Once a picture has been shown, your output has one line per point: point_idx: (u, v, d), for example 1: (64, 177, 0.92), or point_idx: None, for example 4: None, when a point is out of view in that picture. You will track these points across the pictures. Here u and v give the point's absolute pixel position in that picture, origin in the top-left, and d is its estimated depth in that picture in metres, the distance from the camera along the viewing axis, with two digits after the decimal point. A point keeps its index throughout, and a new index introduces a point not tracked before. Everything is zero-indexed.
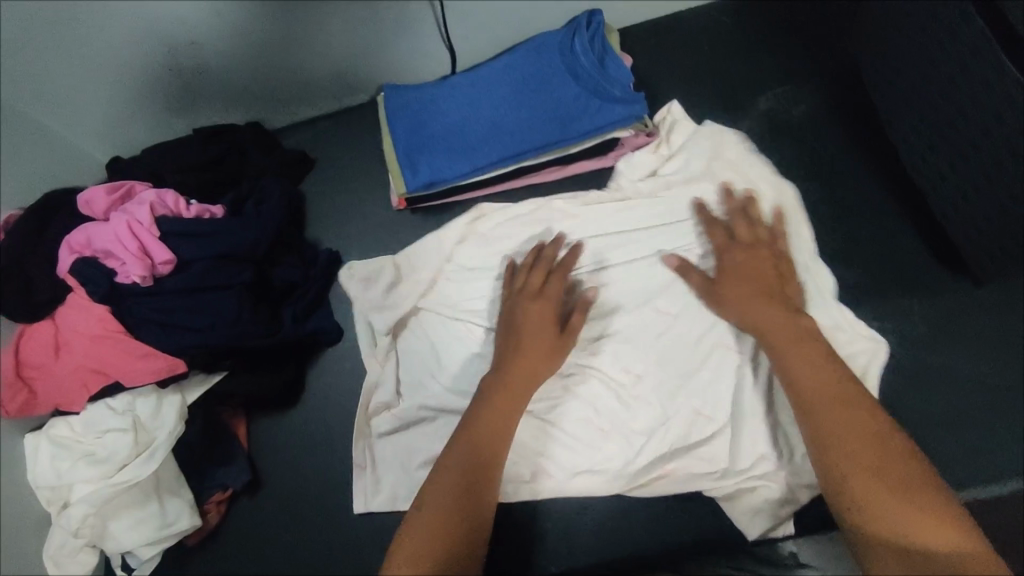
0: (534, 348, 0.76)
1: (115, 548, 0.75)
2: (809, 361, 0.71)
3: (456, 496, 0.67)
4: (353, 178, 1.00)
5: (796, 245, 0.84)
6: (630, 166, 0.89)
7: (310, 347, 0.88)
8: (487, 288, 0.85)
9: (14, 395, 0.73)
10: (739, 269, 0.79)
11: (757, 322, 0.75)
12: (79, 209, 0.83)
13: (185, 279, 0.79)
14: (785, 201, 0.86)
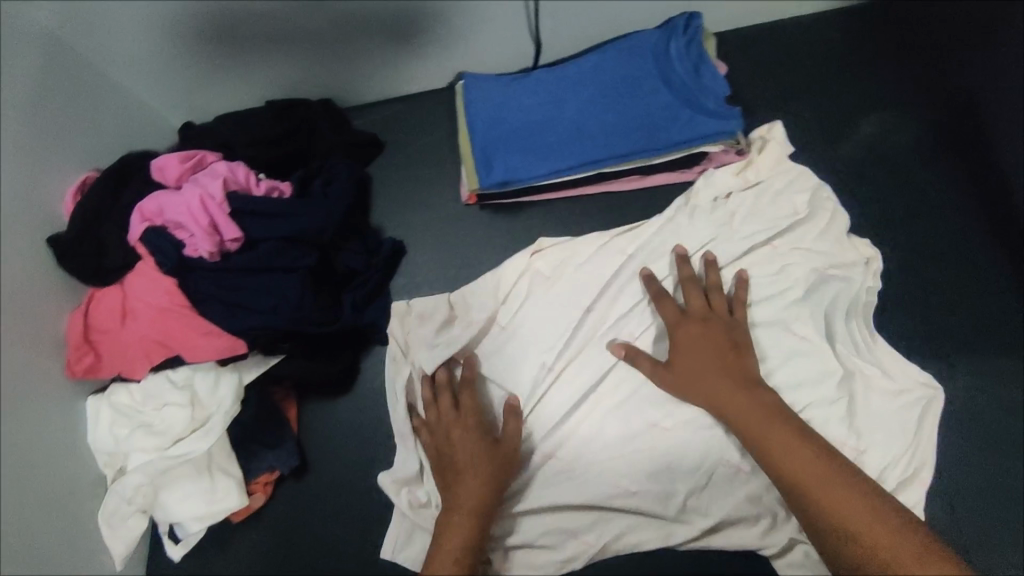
0: (455, 443, 0.75)
1: (165, 518, 0.76)
2: (779, 459, 0.67)
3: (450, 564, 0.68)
4: (423, 166, 0.97)
5: (842, 288, 0.80)
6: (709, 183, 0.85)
7: (364, 334, 0.86)
8: (526, 297, 0.84)
9: (81, 357, 0.74)
10: (682, 356, 0.75)
11: (722, 403, 0.72)
12: (153, 175, 0.84)
13: (253, 257, 0.79)
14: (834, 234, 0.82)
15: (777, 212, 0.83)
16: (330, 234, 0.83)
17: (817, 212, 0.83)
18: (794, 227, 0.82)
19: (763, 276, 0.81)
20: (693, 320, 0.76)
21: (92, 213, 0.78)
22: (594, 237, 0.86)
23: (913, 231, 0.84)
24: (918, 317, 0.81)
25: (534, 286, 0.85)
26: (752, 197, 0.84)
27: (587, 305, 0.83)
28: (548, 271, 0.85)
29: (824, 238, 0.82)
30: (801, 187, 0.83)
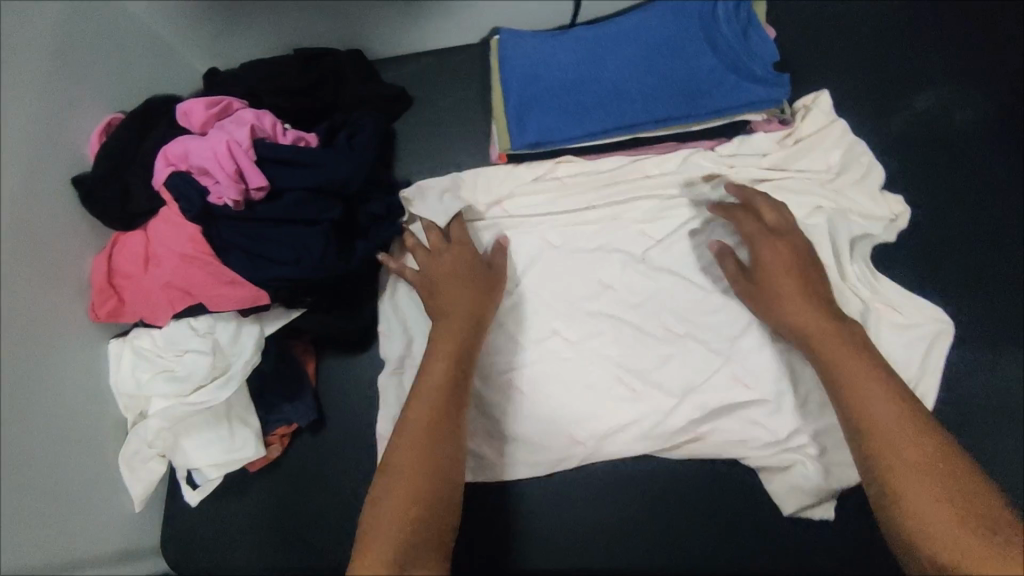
0: (445, 310, 0.73)
1: (184, 464, 0.76)
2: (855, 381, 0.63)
3: (423, 431, 0.64)
4: (451, 123, 0.94)
5: (860, 223, 0.77)
6: (742, 146, 0.82)
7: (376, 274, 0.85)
8: (530, 223, 0.84)
9: (104, 301, 0.74)
10: (774, 271, 0.70)
11: (792, 315, 0.69)
12: (178, 119, 0.82)
13: (278, 208, 0.78)
14: (851, 171, 0.79)
15: (808, 167, 0.80)
16: (356, 187, 0.82)
17: (851, 165, 0.79)
18: (825, 181, 0.79)
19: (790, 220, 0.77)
20: (769, 234, 0.72)
21: (118, 159, 0.77)
22: (617, 158, 0.84)
23: (969, 207, 0.79)
24: (972, 301, 0.76)
25: (539, 189, 0.85)
26: (785, 158, 0.80)
27: (594, 204, 0.83)
28: (563, 177, 0.85)
29: (873, 212, 0.78)
30: (836, 144, 0.80)
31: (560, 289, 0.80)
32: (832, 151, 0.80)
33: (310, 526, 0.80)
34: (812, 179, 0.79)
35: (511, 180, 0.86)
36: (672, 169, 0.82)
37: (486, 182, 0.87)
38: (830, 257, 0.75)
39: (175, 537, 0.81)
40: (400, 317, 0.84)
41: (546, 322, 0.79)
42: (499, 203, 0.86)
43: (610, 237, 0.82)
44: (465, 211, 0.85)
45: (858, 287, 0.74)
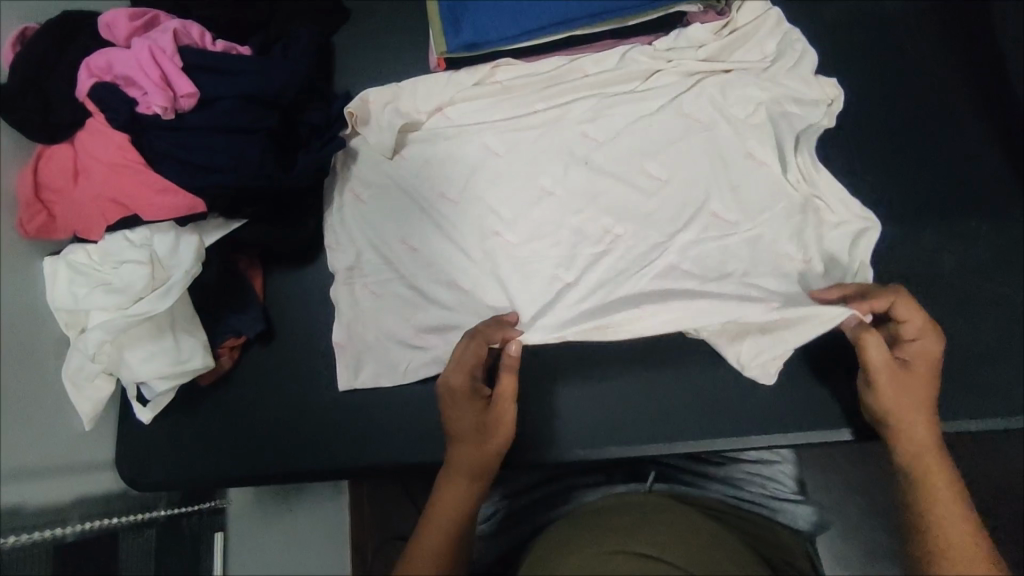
0: (468, 424, 0.68)
1: (130, 378, 0.74)
2: (928, 470, 0.63)
3: (447, 532, 0.66)
4: (389, 33, 0.92)
5: (794, 110, 0.78)
6: (681, 40, 0.81)
7: (320, 184, 0.84)
8: (475, 131, 0.82)
9: (33, 216, 0.72)
10: (923, 363, 0.66)
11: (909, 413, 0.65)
12: (100, 32, 0.79)
13: (211, 115, 0.76)
14: (784, 58, 0.79)
15: (745, 58, 0.80)
16: (291, 96, 0.81)
17: (787, 54, 0.79)
18: (760, 68, 0.79)
19: (727, 110, 0.78)
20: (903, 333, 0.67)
21: (35, 68, 0.73)
22: (556, 59, 0.83)
23: (896, 97, 0.81)
24: (899, 183, 0.79)
25: (480, 96, 0.83)
26: (720, 50, 0.80)
27: (536, 107, 0.82)
28: (505, 82, 0.83)
29: (811, 95, 0.78)
30: (773, 34, 0.80)
31: (501, 190, 0.80)
32: (769, 39, 0.80)
33: (265, 436, 0.80)
34: (749, 73, 0.79)
35: (453, 88, 0.83)
36: (613, 69, 0.81)
37: (428, 90, 0.84)
38: (766, 151, 0.76)
39: (131, 456, 0.81)
40: (344, 228, 0.84)
41: (488, 224, 0.79)
42: (440, 111, 0.84)
43: (547, 138, 0.80)
44: (407, 122, 0.83)
45: (791, 172, 0.77)
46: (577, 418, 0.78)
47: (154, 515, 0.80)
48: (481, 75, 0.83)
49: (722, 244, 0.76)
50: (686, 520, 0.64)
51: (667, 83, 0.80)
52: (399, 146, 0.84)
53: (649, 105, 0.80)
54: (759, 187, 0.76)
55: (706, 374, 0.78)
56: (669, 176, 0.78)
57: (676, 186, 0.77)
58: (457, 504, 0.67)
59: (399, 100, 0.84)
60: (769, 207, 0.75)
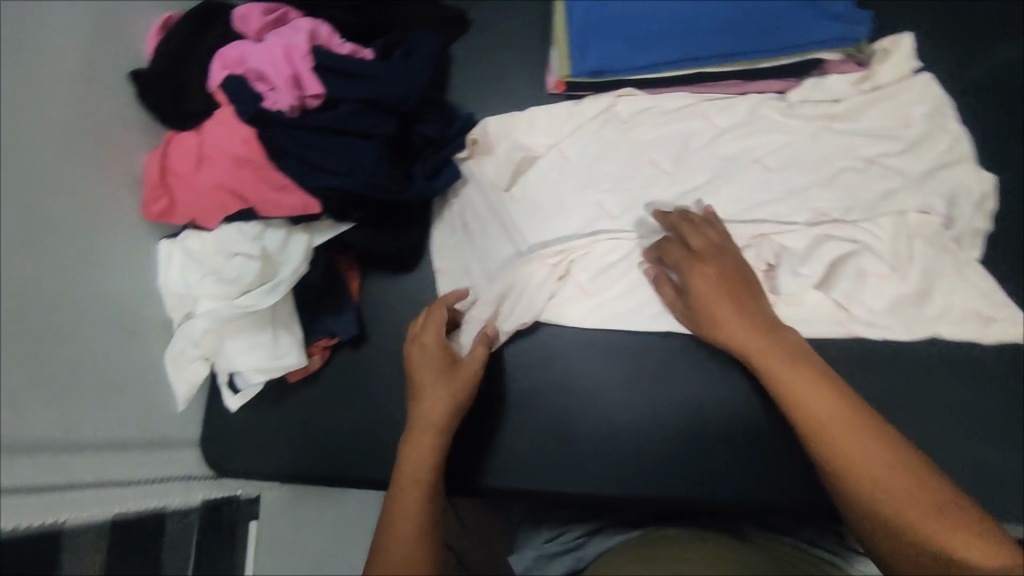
0: (424, 382, 0.71)
1: (227, 366, 0.76)
2: (781, 386, 0.64)
3: (417, 487, 0.65)
4: (508, 48, 0.90)
5: (938, 172, 0.74)
6: (817, 88, 0.78)
7: (429, 204, 0.83)
8: (590, 179, 0.81)
9: (157, 199, 0.74)
10: (708, 302, 0.69)
11: (729, 336, 0.68)
12: (234, 24, 0.80)
13: (330, 116, 0.76)
14: (933, 119, 0.75)
15: (886, 117, 0.76)
16: (410, 105, 0.79)
17: (935, 129, 0.75)
18: (901, 153, 0.75)
19: (856, 181, 0.75)
20: (700, 255, 0.72)
21: (174, 56, 0.76)
22: (682, 95, 0.81)
23: None
24: None
25: (600, 133, 0.81)
26: (860, 105, 0.77)
27: (660, 162, 0.79)
28: (626, 117, 0.81)
29: (962, 183, 0.73)
30: (921, 98, 0.76)
31: (606, 246, 0.79)
32: (912, 94, 0.76)
33: (344, 439, 0.81)
34: (890, 140, 0.75)
35: (571, 119, 0.83)
36: (744, 122, 0.78)
37: (551, 119, 0.83)
38: (883, 267, 0.71)
39: (216, 439, 0.83)
40: (444, 243, 0.84)
41: (574, 279, 0.79)
42: (557, 147, 0.82)
43: (663, 196, 0.79)
44: (524, 156, 0.83)
45: (921, 241, 0.72)
46: (665, 463, 0.74)
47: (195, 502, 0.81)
48: (601, 112, 0.82)
49: (846, 324, 0.71)
50: (731, 558, 0.64)
51: (798, 146, 0.76)
52: (514, 179, 0.84)
53: (773, 162, 0.77)
54: (885, 284, 0.71)
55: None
56: (789, 255, 0.73)
57: (794, 269, 0.72)
58: (422, 460, 0.67)
59: (518, 127, 0.84)
60: (901, 311, 0.71)
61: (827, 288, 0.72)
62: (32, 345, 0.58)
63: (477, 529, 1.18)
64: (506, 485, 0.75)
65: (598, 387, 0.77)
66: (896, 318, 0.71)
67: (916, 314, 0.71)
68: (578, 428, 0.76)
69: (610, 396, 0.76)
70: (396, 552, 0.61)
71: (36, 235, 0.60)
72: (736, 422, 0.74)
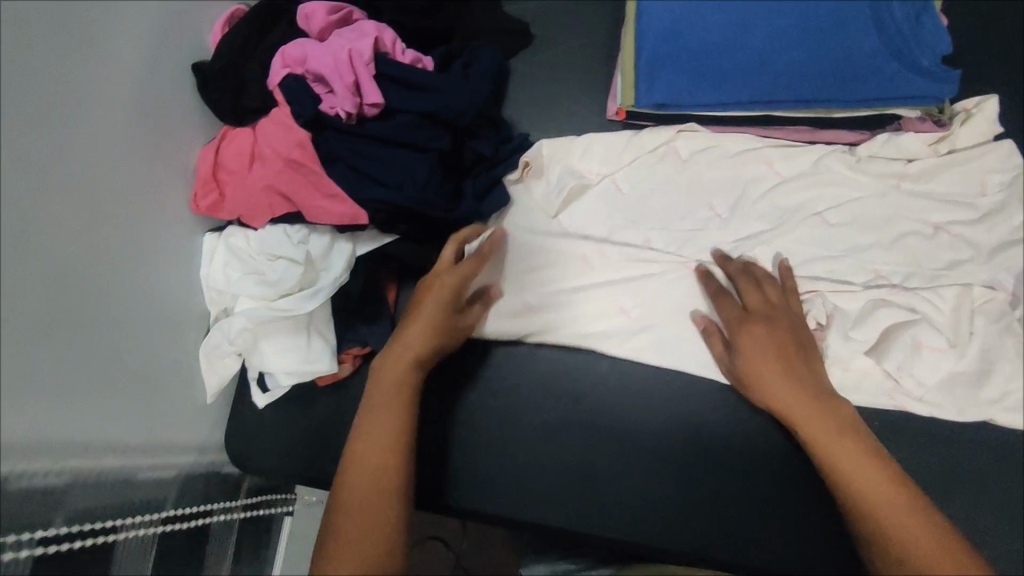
0: (427, 312, 0.69)
1: (258, 365, 0.76)
2: (826, 449, 0.62)
3: (377, 462, 0.62)
4: (571, 68, 0.88)
5: (1005, 243, 0.72)
6: (892, 143, 0.75)
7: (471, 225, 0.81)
8: (642, 211, 0.79)
9: (207, 193, 0.74)
10: (758, 360, 0.66)
11: (773, 394, 0.65)
12: (299, 21, 0.79)
13: (390, 127, 0.75)
14: (1010, 188, 0.73)
15: (959, 182, 0.74)
16: (467, 121, 0.78)
17: (1011, 200, 0.73)
18: (971, 222, 0.72)
19: (919, 244, 0.72)
20: (754, 314, 0.69)
21: (237, 52, 0.76)
22: (746, 136, 0.78)
23: None
24: None
25: (656, 168, 0.79)
26: (933, 167, 0.74)
27: (716, 202, 0.77)
28: (686, 153, 0.79)
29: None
30: (999, 166, 0.73)
31: (641, 266, 0.77)
32: (990, 160, 0.73)
33: None
34: (960, 208, 0.73)
35: (628, 150, 0.80)
36: (806, 171, 0.76)
37: (608, 149, 0.81)
38: (940, 340, 0.69)
39: (239, 434, 0.83)
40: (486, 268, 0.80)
41: (614, 300, 0.77)
42: (613, 177, 0.80)
43: (714, 240, 0.76)
44: (578, 183, 0.80)
45: (978, 314, 0.70)
46: (695, 518, 0.71)
47: (235, 504, 0.82)
48: (659, 147, 0.80)
49: (896, 399, 0.68)
50: None
51: (863, 204, 0.74)
52: (564, 206, 0.81)
53: (835, 216, 0.74)
54: (937, 357, 0.69)
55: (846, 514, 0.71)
56: (841, 316, 0.70)
57: (845, 332, 0.69)
58: (381, 425, 0.64)
59: (572, 155, 0.82)
60: (954, 389, 0.69)
61: (879, 354, 0.70)
62: (83, 344, 0.58)
63: (486, 538, 1.18)
64: (531, 521, 0.73)
65: (632, 429, 0.74)
66: (949, 397, 0.69)
67: (966, 390, 0.69)
68: (607, 472, 0.73)
69: (647, 441, 0.73)
70: (353, 521, 0.58)
71: (100, 233, 0.61)
72: (769, 479, 0.72)
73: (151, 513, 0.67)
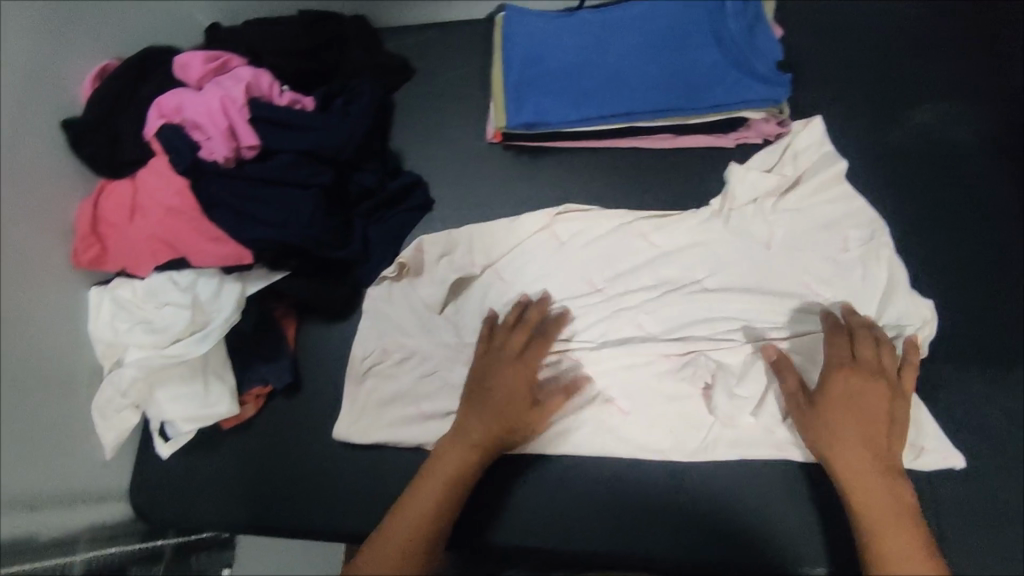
0: (493, 416, 0.70)
1: (156, 414, 0.76)
2: (869, 505, 0.63)
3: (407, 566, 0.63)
4: (451, 97, 0.92)
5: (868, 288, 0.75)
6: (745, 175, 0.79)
7: (358, 279, 0.83)
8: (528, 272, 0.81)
9: (87, 247, 0.74)
10: (834, 404, 0.67)
11: (835, 446, 0.66)
12: (175, 72, 0.81)
13: (268, 168, 0.77)
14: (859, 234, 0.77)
15: (809, 214, 0.78)
16: (349, 154, 0.81)
17: (842, 195, 0.78)
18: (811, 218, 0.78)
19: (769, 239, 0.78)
20: (859, 370, 0.68)
21: (111, 105, 0.77)
22: (600, 192, 0.84)
23: (956, 230, 0.78)
24: (957, 317, 0.75)
25: (535, 253, 0.81)
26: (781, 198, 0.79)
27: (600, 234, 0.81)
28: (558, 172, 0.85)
29: (902, 312, 0.73)
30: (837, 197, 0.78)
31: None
32: (837, 202, 0.78)
33: (273, 492, 0.79)
34: (799, 224, 0.78)
35: (506, 241, 0.82)
36: (684, 244, 0.79)
37: (484, 235, 0.82)
38: None
39: (144, 488, 0.81)
40: (374, 307, 0.82)
41: None
42: (493, 267, 0.81)
43: (592, 251, 0.80)
44: (461, 276, 0.82)
45: None
46: (595, 518, 0.72)
47: (164, 540, 0.83)
48: (556, 207, 0.82)
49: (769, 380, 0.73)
50: None
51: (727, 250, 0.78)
52: (450, 300, 0.82)
53: (700, 218, 0.80)
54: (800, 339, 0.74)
55: (749, 499, 0.71)
56: (723, 374, 0.73)
57: (729, 390, 0.72)
58: (424, 524, 0.65)
59: (451, 252, 0.82)
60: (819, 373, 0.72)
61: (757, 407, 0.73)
62: None
63: None
64: None
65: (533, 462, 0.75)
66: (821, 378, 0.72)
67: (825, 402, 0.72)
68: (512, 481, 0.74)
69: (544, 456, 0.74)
70: None
71: None
72: (669, 473, 0.73)
73: (65, 554, 0.70)
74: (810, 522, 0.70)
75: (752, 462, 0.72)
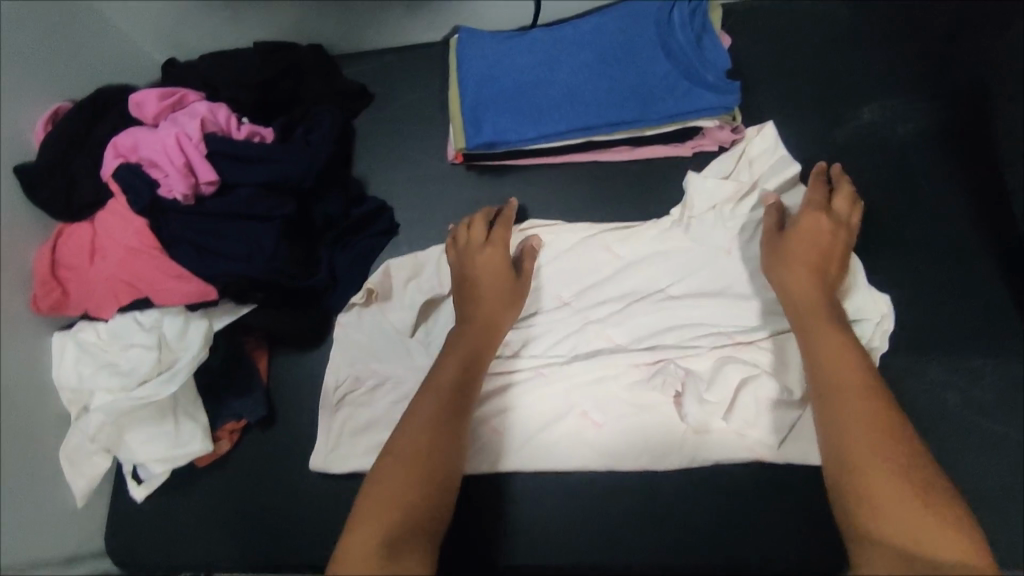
0: (481, 292, 0.74)
1: (127, 458, 0.75)
2: (822, 332, 0.67)
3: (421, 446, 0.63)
4: (411, 120, 0.92)
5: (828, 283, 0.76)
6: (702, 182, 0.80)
7: (326, 309, 0.83)
8: None
9: (47, 293, 0.73)
10: (802, 241, 0.72)
11: (798, 284, 0.71)
12: (130, 110, 0.81)
13: (229, 203, 0.77)
14: None
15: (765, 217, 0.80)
16: (311, 183, 0.81)
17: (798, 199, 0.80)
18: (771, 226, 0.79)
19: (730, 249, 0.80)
20: (829, 218, 0.74)
21: (66, 148, 0.76)
22: (561, 208, 0.85)
23: (908, 222, 0.81)
24: (914, 308, 0.77)
25: None
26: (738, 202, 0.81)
27: (565, 247, 0.82)
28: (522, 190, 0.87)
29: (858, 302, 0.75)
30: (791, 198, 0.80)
31: (496, 376, 0.78)
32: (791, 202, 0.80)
33: (252, 529, 0.78)
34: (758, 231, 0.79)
35: None
36: (648, 254, 0.81)
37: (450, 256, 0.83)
38: (778, 391, 0.73)
39: (121, 533, 0.80)
40: (344, 335, 0.82)
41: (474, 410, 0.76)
42: None
43: (558, 266, 0.81)
44: (431, 297, 0.82)
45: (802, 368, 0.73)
46: (577, 530, 0.73)
47: None
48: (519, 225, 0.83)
49: (739, 391, 0.73)
50: None
51: (688, 258, 0.80)
52: (419, 324, 0.82)
53: (662, 231, 0.81)
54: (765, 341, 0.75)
55: (724, 500, 0.72)
56: (694, 380, 0.74)
57: (700, 396, 0.73)
58: (430, 393, 0.67)
59: (418, 275, 0.83)
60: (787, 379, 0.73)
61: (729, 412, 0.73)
62: None
63: None
64: None
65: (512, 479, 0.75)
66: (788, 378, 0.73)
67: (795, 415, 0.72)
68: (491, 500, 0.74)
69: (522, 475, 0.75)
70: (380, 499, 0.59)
71: None
72: (647, 480, 0.73)
73: None
74: (784, 518, 0.71)
75: (726, 464, 0.73)
